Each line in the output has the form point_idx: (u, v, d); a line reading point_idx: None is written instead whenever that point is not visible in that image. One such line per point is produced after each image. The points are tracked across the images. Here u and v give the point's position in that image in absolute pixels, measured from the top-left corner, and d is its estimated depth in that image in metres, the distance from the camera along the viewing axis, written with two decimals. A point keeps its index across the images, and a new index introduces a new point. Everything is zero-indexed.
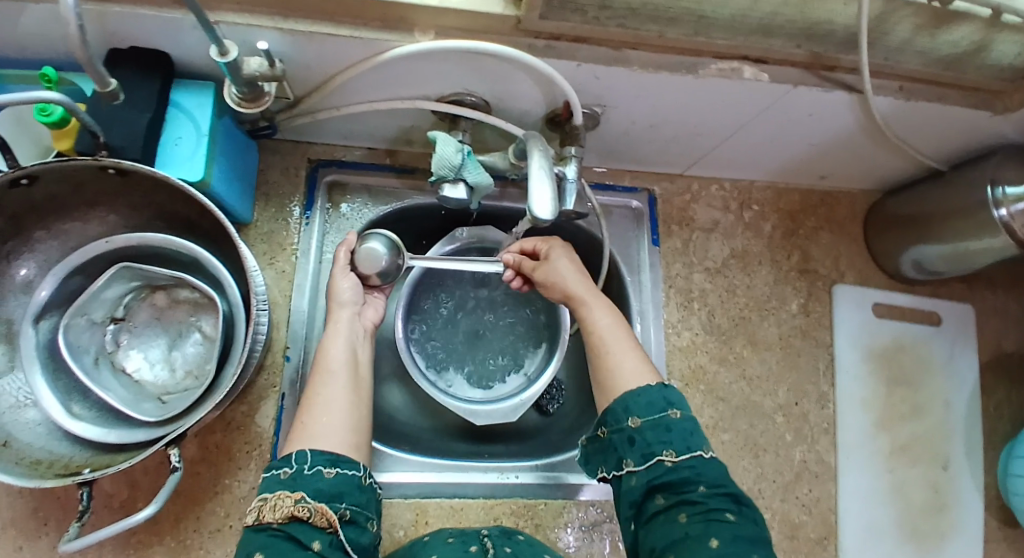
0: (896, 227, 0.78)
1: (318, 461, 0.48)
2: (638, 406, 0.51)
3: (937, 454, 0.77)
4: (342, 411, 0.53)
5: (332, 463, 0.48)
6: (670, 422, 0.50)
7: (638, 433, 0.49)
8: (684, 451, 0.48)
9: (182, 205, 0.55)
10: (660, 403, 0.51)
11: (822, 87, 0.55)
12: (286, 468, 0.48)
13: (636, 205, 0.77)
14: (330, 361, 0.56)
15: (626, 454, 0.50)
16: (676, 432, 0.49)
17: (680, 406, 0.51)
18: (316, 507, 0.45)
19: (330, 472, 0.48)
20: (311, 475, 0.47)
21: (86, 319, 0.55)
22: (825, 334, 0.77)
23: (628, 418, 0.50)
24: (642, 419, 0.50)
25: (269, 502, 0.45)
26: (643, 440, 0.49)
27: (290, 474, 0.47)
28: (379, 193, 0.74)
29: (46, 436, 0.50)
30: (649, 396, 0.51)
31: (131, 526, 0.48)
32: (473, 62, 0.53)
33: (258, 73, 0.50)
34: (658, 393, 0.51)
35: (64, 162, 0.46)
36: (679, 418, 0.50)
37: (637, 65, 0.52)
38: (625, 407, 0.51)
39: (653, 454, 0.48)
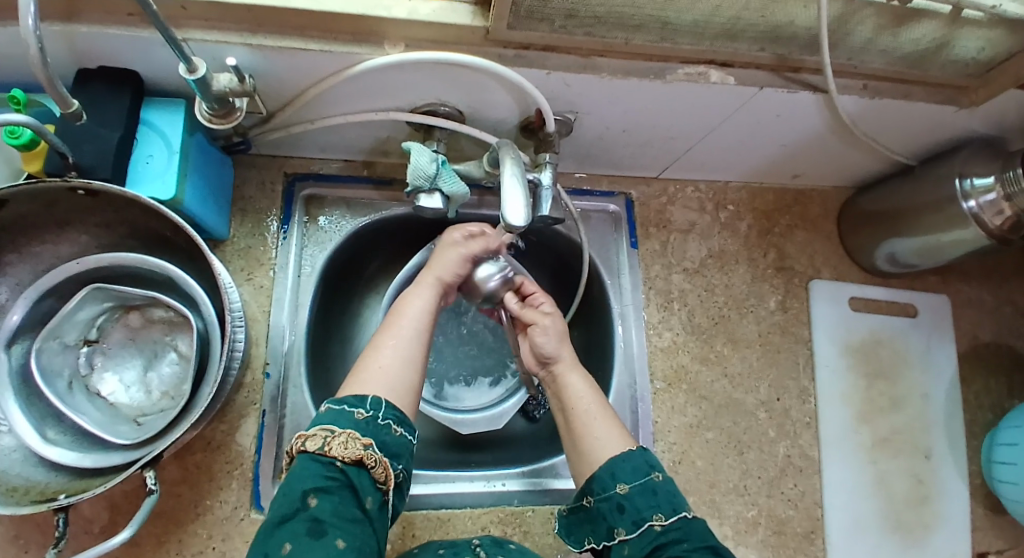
0: (868, 222, 0.79)
1: (390, 415, 0.49)
2: (623, 471, 0.51)
3: (918, 444, 0.78)
4: (404, 365, 0.53)
5: (400, 423, 0.49)
6: (655, 485, 0.50)
7: (627, 500, 0.50)
8: (671, 513, 0.49)
9: (154, 223, 0.54)
10: (644, 466, 0.51)
11: (788, 88, 0.57)
12: (360, 409, 0.48)
13: (614, 209, 0.78)
14: (408, 314, 0.57)
15: (616, 522, 0.50)
16: (662, 494, 0.50)
17: (660, 466, 0.52)
18: (381, 460, 0.47)
19: (397, 431, 0.49)
20: (382, 426, 0.48)
21: (60, 341, 0.53)
22: (803, 330, 0.78)
23: (615, 485, 0.50)
24: (629, 486, 0.50)
25: (338, 437, 0.46)
26: (632, 507, 0.49)
27: (365, 418, 0.47)
28: (357, 204, 0.74)
29: (21, 462, 0.49)
30: (631, 460, 0.51)
31: (106, 551, 0.48)
32: (444, 72, 0.54)
33: (228, 89, 0.50)
34: (640, 456, 0.52)
35: (33, 183, 0.46)
36: (662, 480, 0.50)
37: (607, 72, 0.53)
38: (611, 474, 0.51)
39: (643, 520, 0.49)
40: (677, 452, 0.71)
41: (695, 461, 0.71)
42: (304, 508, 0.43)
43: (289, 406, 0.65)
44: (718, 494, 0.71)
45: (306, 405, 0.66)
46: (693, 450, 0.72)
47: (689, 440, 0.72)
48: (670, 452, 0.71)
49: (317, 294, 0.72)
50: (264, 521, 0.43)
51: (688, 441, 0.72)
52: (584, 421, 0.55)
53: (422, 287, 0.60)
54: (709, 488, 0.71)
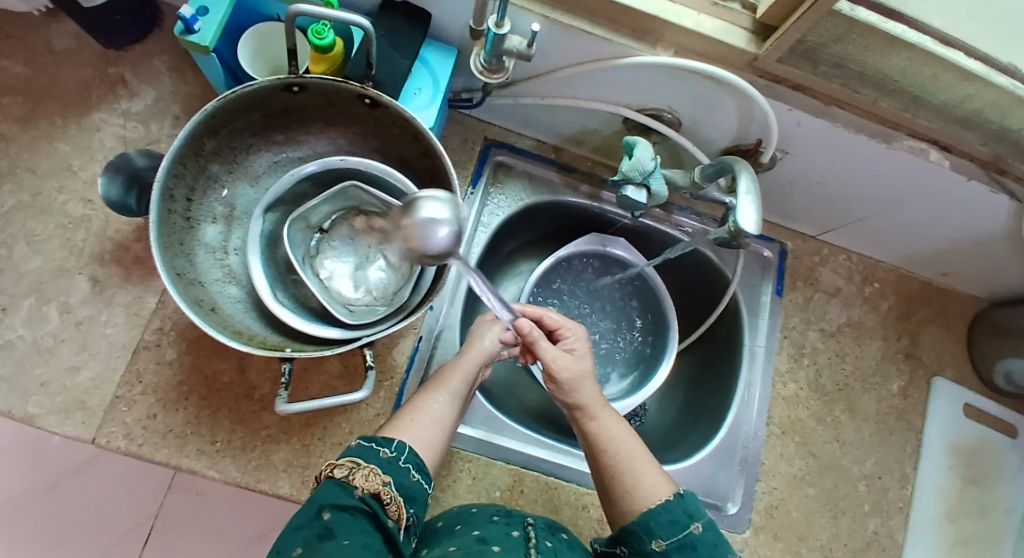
0: (1000, 335, 0.81)
1: (410, 459, 0.53)
2: (660, 527, 0.51)
3: (992, 557, 0.79)
4: (435, 425, 0.58)
5: (418, 468, 0.53)
6: (694, 539, 0.50)
7: (664, 555, 0.50)
8: None
9: (405, 146, 0.60)
10: (683, 518, 0.51)
11: (992, 186, 0.61)
12: (385, 449, 0.53)
13: (767, 254, 0.81)
14: (449, 381, 0.62)
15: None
16: (701, 550, 0.50)
17: (700, 517, 0.52)
18: (395, 499, 0.50)
19: (415, 476, 0.52)
20: (402, 467, 0.52)
21: (304, 222, 0.58)
22: (917, 420, 0.81)
23: (652, 540, 0.51)
24: (667, 541, 0.50)
25: (362, 469, 0.50)
26: None
27: (388, 457, 0.52)
28: (539, 181, 0.79)
29: (245, 312, 0.55)
30: (671, 512, 0.51)
31: (344, 406, 0.48)
32: (693, 82, 0.59)
33: (514, 50, 0.56)
34: (678, 507, 0.52)
35: (338, 81, 0.53)
36: (702, 533, 0.50)
37: (841, 122, 0.58)
38: (648, 530, 0.51)
39: None
40: (777, 497, 0.74)
41: (791, 511, 0.74)
42: (319, 518, 0.46)
43: (442, 341, 0.71)
44: (805, 548, 0.73)
45: (455, 345, 0.72)
46: (792, 499, 0.74)
47: (790, 489, 0.74)
48: (770, 495, 0.74)
49: (484, 250, 0.78)
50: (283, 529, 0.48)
51: (788, 490, 0.74)
52: (645, 473, 0.55)
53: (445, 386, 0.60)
54: (798, 540, 0.73)
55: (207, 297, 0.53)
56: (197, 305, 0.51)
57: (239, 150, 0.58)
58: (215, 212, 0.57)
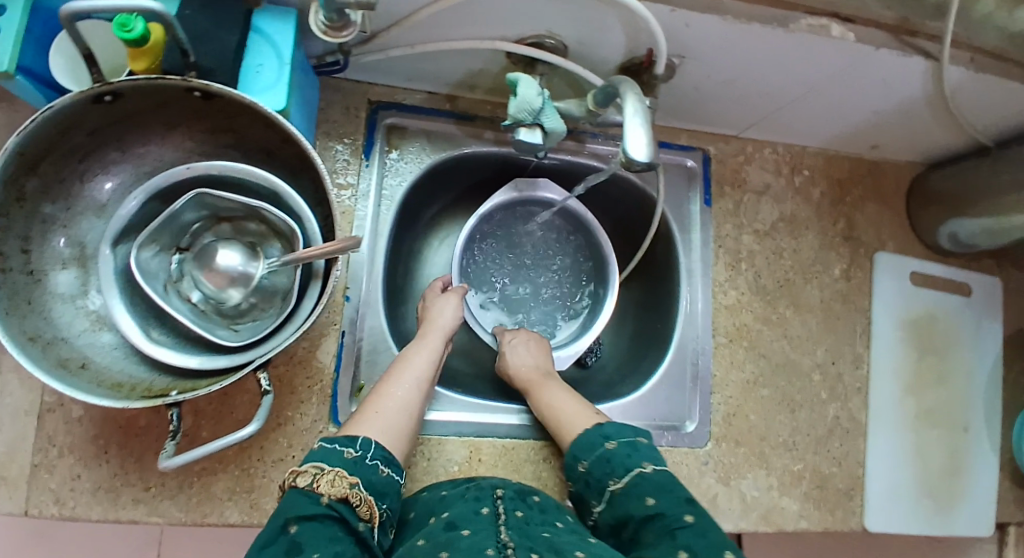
0: (937, 199, 0.79)
1: (377, 456, 0.53)
2: (583, 451, 0.61)
3: (957, 419, 0.81)
4: (398, 413, 0.59)
5: (387, 463, 0.53)
6: (609, 454, 0.59)
7: (589, 475, 0.59)
8: (625, 473, 0.57)
9: (261, 134, 0.53)
10: (599, 439, 0.60)
11: (904, 51, 0.56)
12: (349, 449, 0.52)
13: (691, 164, 0.77)
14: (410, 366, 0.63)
15: (589, 496, 0.59)
16: (615, 461, 0.59)
17: (614, 437, 0.60)
18: (365, 498, 0.50)
19: (384, 471, 0.53)
20: (369, 466, 0.52)
21: (156, 245, 0.53)
22: (864, 300, 0.80)
23: (578, 464, 0.60)
24: (588, 462, 0.60)
25: (326, 475, 0.49)
26: (595, 479, 0.59)
27: (353, 457, 0.52)
28: (438, 138, 0.73)
29: (123, 359, 0.52)
30: (590, 438, 0.61)
31: (233, 443, 0.46)
32: (569, 1, 0.52)
33: (353, 1, 0.49)
34: (596, 433, 0.61)
35: (154, 79, 0.46)
36: (615, 448, 0.59)
37: (731, 14, 0.52)
38: (574, 457, 0.61)
39: (605, 488, 0.58)
40: (733, 405, 0.74)
41: (749, 415, 0.74)
42: (284, 532, 0.46)
43: (368, 330, 0.68)
44: (767, 447, 0.74)
45: (383, 329, 0.68)
46: (748, 404, 0.74)
47: (745, 395, 0.74)
48: (726, 404, 0.74)
49: (394, 225, 0.72)
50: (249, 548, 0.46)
51: (743, 395, 0.74)
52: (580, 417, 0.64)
53: (425, 344, 0.66)
54: (760, 440, 0.74)
55: (74, 354, 0.50)
56: (60, 366, 0.48)
57: (71, 180, 0.52)
58: (62, 257, 0.52)
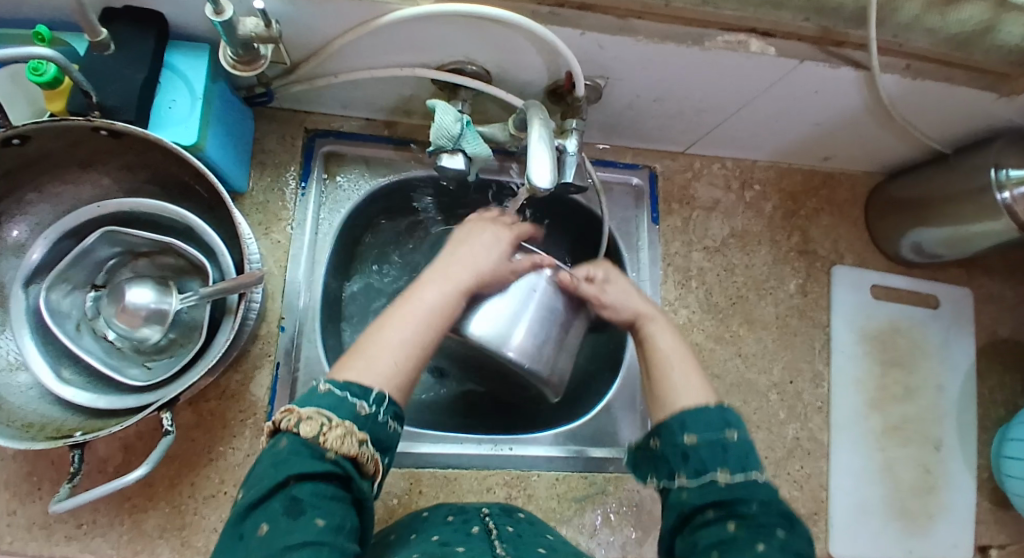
0: (896, 209, 0.77)
1: (390, 412, 0.44)
2: (695, 423, 0.48)
3: (927, 435, 0.78)
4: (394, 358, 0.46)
5: (398, 418, 0.45)
6: (727, 442, 0.47)
7: (694, 449, 0.47)
8: (740, 472, 0.46)
9: (175, 167, 0.54)
10: (720, 423, 0.48)
11: (829, 62, 0.54)
12: (362, 402, 0.42)
13: (637, 182, 0.77)
14: (416, 306, 0.50)
15: (677, 467, 0.47)
16: (731, 452, 0.47)
17: (737, 426, 0.49)
18: (372, 456, 0.42)
19: (394, 427, 0.44)
20: (381, 424, 0.43)
21: (68, 284, 0.53)
22: (822, 315, 0.78)
23: (685, 435, 0.48)
24: (697, 436, 0.47)
25: (335, 428, 0.40)
26: (700, 457, 0.47)
27: (365, 413, 0.42)
28: (377, 164, 0.72)
29: (37, 399, 0.50)
30: (711, 415, 0.49)
31: (121, 488, 0.47)
32: (477, 26, 0.51)
33: (254, 34, 0.49)
34: (716, 413, 0.49)
35: (56, 122, 0.46)
36: (737, 440, 0.48)
37: (643, 34, 0.51)
38: (682, 424, 0.48)
39: (708, 472, 0.46)
40: None
41: None
42: (282, 488, 0.39)
43: (303, 360, 0.66)
44: None
45: (320, 360, 0.66)
46: None
47: None
48: None
49: (333, 253, 0.72)
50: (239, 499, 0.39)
51: None
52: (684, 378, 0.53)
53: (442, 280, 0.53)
54: None
55: None
56: None
57: None
58: None
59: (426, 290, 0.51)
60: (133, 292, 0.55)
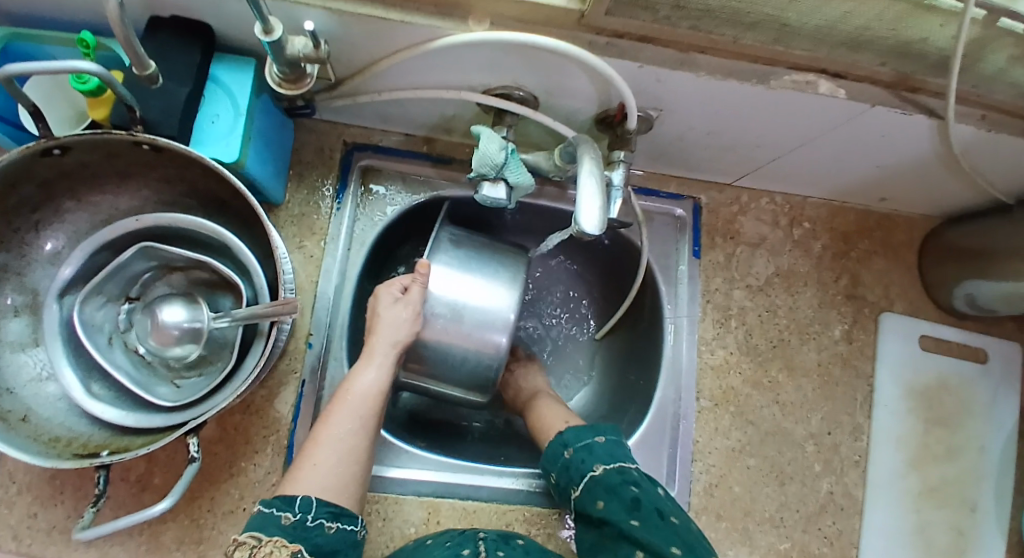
0: (952, 257, 0.73)
1: (322, 513, 0.47)
2: (572, 438, 0.59)
3: (965, 497, 0.74)
4: (343, 460, 0.51)
5: (334, 518, 0.48)
6: (595, 445, 0.58)
7: (572, 458, 0.57)
8: (609, 460, 0.56)
9: (214, 184, 0.53)
10: (589, 432, 0.59)
11: (902, 109, 0.51)
12: (287, 513, 0.46)
13: (680, 213, 0.74)
14: (351, 397, 0.54)
15: (568, 479, 0.57)
16: (598, 451, 0.57)
17: (603, 432, 0.60)
18: None
19: (331, 527, 0.48)
20: (311, 527, 0.46)
21: (102, 297, 0.53)
22: (866, 365, 0.74)
23: (564, 449, 0.59)
24: (573, 449, 0.58)
25: (263, 546, 0.44)
26: (578, 465, 0.57)
27: (293, 521, 0.46)
28: (413, 180, 0.71)
29: (65, 411, 0.49)
30: (576, 433, 0.59)
31: (145, 519, 0.47)
32: (528, 54, 0.49)
33: (302, 54, 0.47)
34: (590, 429, 0.60)
35: (97, 134, 0.45)
36: (603, 441, 0.58)
37: (705, 70, 0.48)
38: (562, 442, 0.59)
39: (586, 471, 0.56)
40: (715, 474, 0.69)
41: (732, 486, 0.69)
42: None
43: (328, 379, 0.65)
44: (751, 523, 0.68)
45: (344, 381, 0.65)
46: (732, 475, 0.69)
47: (728, 464, 0.69)
48: (708, 474, 0.69)
49: (364, 269, 0.70)
50: None
51: (727, 465, 0.69)
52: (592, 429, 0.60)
53: (371, 363, 0.56)
54: (743, 516, 0.68)
55: (16, 407, 0.48)
56: None
57: (24, 231, 0.50)
58: (12, 306, 0.51)
59: (357, 378, 0.55)
60: (167, 310, 0.55)
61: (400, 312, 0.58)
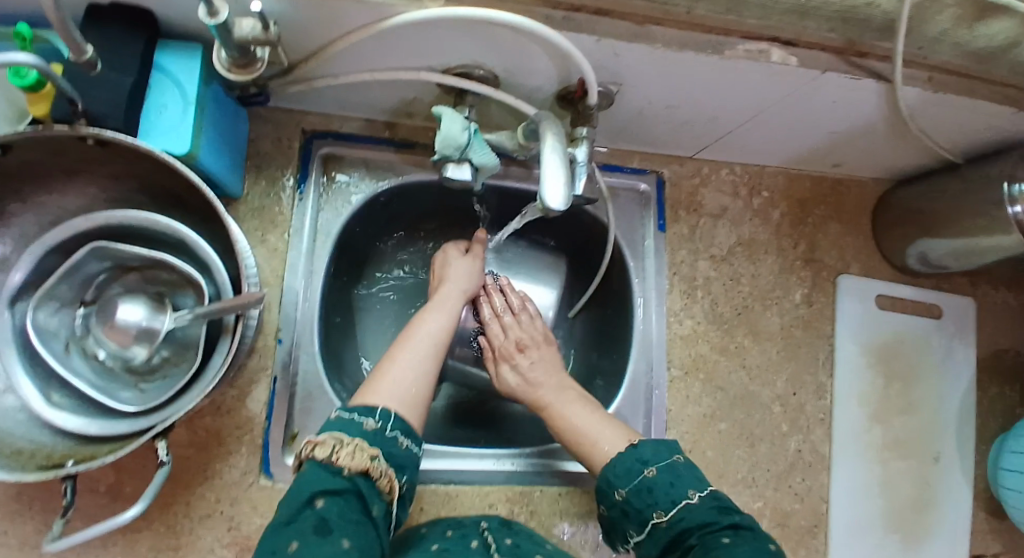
0: (903, 218, 0.76)
1: (397, 427, 0.49)
2: (618, 477, 0.52)
3: (927, 448, 0.78)
4: (409, 382, 0.53)
5: (407, 434, 0.49)
6: (649, 481, 0.51)
7: (627, 503, 0.51)
8: (669, 506, 0.49)
9: (166, 178, 0.51)
10: (637, 465, 0.52)
11: (852, 75, 0.52)
12: (369, 419, 0.48)
13: (644, 187, 0.75)
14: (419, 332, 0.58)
15: (618, 485, 0.52)
16: (677, 477, 0.51)
17: (681, 452, 0.54)
18: (385, 472, 0.46)
19: (403, 443, 0.48)
20: (389, 438, 0.48)
21: (54, 302, 0.51)
22: (826, 326, 0.77)
23: (614, 491, 0.52)
24: (656, 468, 0.51)
25: (346, 446, 0.45)
26: (635, 509, 0.50)
27: (373, 428, 0.47)
28: (377, 167, 0.70)
29: (25, 423, 0.47)
30: (623, 463, 0.52)
31: (118, 525, 0.46)
32: (485, 32, 0.49)
33: (251, 37, 0.45)
34: (635, 453, 0.53)
35: (39, 130, 0.43)
36: (655, 474, 0.51)
37: (661, 43, 0.49)
38: (609, 482, 0.52)
39: (647, 519, 0.50)
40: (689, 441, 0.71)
41: (706, 450, 0.71)
42: (310, 506, 0.42)
43: (301, 373, 0.64)
44: (726, 485, 0.71)
45: (319, 373, 0.65)
46: (705, 439, 0.71)
47: (701, 430, 0.71)
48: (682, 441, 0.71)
49: (332, 260, 0.69)
50: (270, 525, 0.42)
51: (700, 431, 0.71)
52: None
53: (437, 311, 0.61)
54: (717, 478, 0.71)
55: None
56: None
57: None
58: None
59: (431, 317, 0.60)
60: (123, 309, 0.53)
61: (467, 265, 0.67)
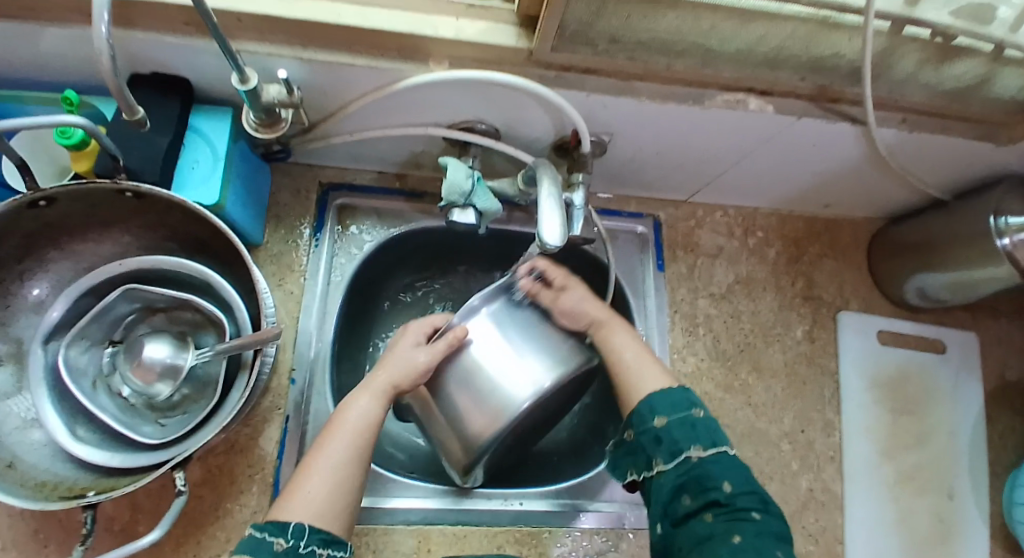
0: (898, 253, 0.78)
1: (314, 540, 0.45)
2: (662, 405, 0.54)
3: (942, 484, 0.76)
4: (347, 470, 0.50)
5: (327, 544, 0.46)
6: (694, 419, 0.53)
7: (663, 430, 0.52)
8: (709, 446, 0.52)
9: (195, 227, 0.55)
10: (684, 402, 0.54)
11: (826, 118, 0.56)
12: (279, 538, 0.45)
13: (642, 230, 0.78)
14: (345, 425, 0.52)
15: (653, 452, 0.52)
16: (700, 428, 0.52)
17: (700, 404, 0.55)
18: None
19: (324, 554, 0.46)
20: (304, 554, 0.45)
21: (86, 341, 0.55)
22: (830, 361, 0.78)
23: (653, 418, 0.53)
24: (667, 418, 0.53)
25: None
26: (670, 439, 0.52)
27: (284, 548, 0.44)
28: (388, 215, 0.74)
29: (51, 457, 0.50)
30: (673, 398, 0.54)
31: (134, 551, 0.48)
32: (485, 90, 0.54)
33: (277, 100, 0.50)
34: (681, 394, 0.55)
35: (83, 183, 0.48)
36: (702, 416, 0.53)
37: (646, 96, 0.53)
38: (651, 408, 0.54)
39: (681, 450, 0.51)
40: None
41: None
42: None
43: (313, 414, 0.66)
44: None
45: (329, 413, 0.67)
46: None
47: None
48: None
49: (344, 303, 0.72)
50: None
51: None
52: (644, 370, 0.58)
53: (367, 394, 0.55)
54: None
55: (3, 454, 0.48)
56: None
57: (9, 280, 0.53)
58: None
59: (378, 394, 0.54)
60: (149, 347, 0.56)
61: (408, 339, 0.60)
